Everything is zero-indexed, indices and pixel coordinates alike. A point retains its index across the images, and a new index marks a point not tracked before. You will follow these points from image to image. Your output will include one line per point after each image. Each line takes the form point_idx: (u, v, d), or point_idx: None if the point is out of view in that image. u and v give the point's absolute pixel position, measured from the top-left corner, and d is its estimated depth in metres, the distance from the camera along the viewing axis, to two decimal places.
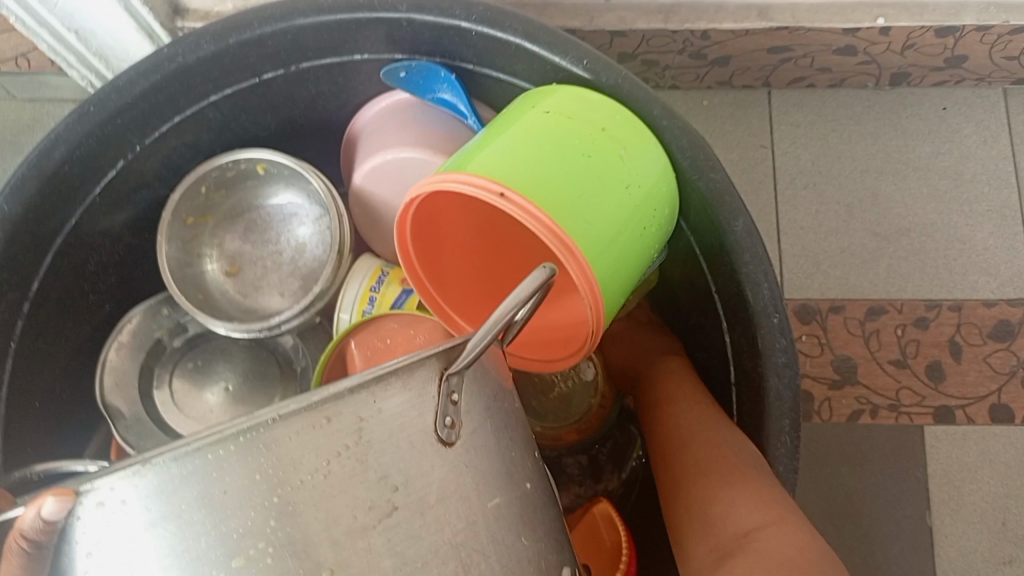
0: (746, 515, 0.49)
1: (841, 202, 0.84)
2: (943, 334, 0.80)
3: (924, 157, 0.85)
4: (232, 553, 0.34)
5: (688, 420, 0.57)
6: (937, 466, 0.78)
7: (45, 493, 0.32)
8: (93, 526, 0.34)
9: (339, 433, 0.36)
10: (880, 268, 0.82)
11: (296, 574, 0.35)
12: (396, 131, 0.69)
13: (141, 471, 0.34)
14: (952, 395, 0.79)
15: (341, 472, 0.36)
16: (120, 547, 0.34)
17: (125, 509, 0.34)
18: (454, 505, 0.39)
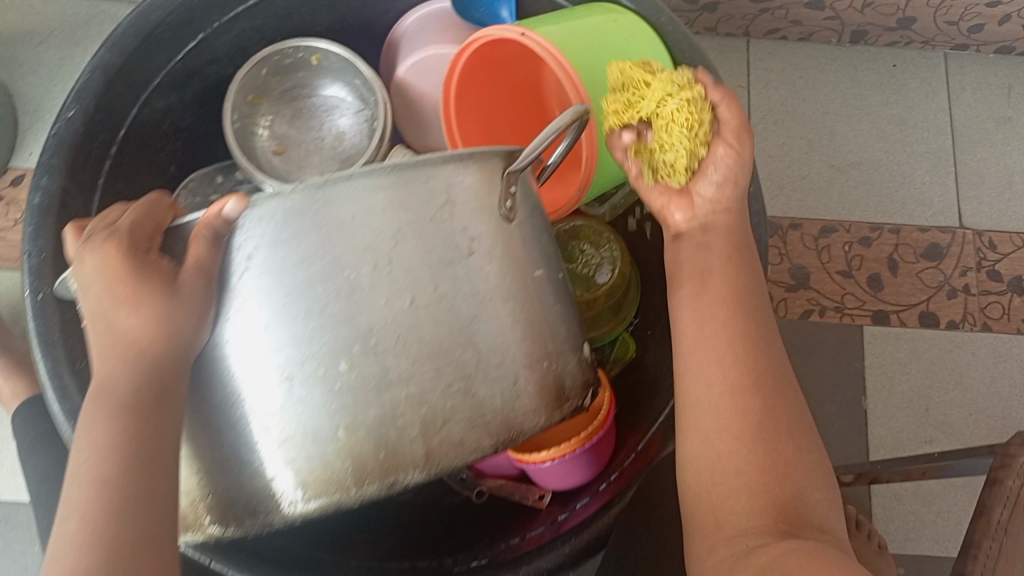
0: (742, 432, 0.47)
1: (805, 137, 0.98)
2: (883, 252, 0.94)
3: (875, 104, 1.00)
4: (360, 260, 0.45)
5: (701, 283, 0.51)
6: (873, 359, 0.91)
7: (229, 195, 0.44)
8: (252, 238, 0.45)
9: (435, 190, 0.47)
10: (834, 194, 0.96)
11: (402, 282, 0.46)
12: (434, 32, 0.81)
13: (290, 192, 0.44)
14: (888, 301, 0.93)
15: (436, 216, 0.47)
16: (272, 252, 0.45)
17: (277, 224, 0.44)
18: (510, 269, 0.50)
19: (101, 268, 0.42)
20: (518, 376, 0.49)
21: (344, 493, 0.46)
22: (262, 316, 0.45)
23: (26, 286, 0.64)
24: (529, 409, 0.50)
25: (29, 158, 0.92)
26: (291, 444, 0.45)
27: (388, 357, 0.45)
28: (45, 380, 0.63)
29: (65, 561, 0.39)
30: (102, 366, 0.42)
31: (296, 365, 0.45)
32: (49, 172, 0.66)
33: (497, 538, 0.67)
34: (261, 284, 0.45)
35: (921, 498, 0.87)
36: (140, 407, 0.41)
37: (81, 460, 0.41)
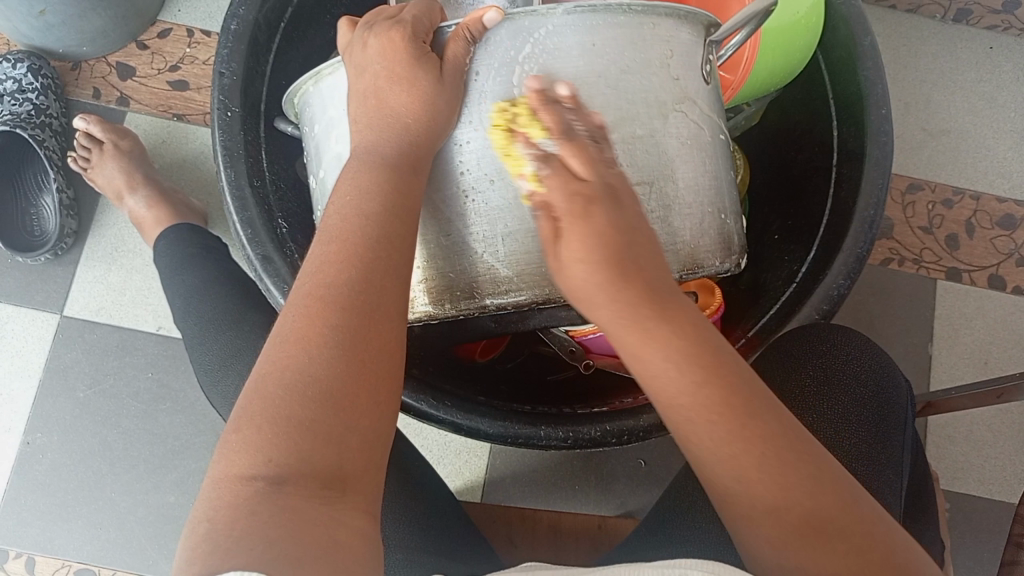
0: (729, 454, 0.40)
1: (902, 100, 1.04)
2: (962, 215, 1.00)
3: (970, 80, 1.06)
4: (591, 87, 0.49)
5: (598, 302, 0.42)
6: (943, 311, 0.97)
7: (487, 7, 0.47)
8: (497, 52, 0.48)
9: (663, 34, 0.51)
10: (924, 156, 1.02)
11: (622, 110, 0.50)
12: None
13: (545, 13, 0.47)
14: (962, 261, 0.99)
15: (657, 56, 0.51)
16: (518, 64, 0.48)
17: (526, 38, 0.48)
18: (708, 120, 0.54)
19: (382, 49, 0.47)
20: (703, 216, 0.53)
21: (553, 286, 0.50)
22: (499, 120, 0.48)
23: (215, 102, 0.68)
24: (706, 249, 0.54)
25: (177, 14, 0.96)
26: (513, 237, 0.49)
27: None
28: (226, 189, 0.67)
29: (321, 272, 0.42)
30: (367, 135, 0.47)
31: None
32: (246, 3, 0.70)
33: (610, 398, 0.73)
34: (502, 92, 0.48)
35: (974, 441, 0.93)
36: (398, 163, 0.45)
37: (344, 199, 0.45)
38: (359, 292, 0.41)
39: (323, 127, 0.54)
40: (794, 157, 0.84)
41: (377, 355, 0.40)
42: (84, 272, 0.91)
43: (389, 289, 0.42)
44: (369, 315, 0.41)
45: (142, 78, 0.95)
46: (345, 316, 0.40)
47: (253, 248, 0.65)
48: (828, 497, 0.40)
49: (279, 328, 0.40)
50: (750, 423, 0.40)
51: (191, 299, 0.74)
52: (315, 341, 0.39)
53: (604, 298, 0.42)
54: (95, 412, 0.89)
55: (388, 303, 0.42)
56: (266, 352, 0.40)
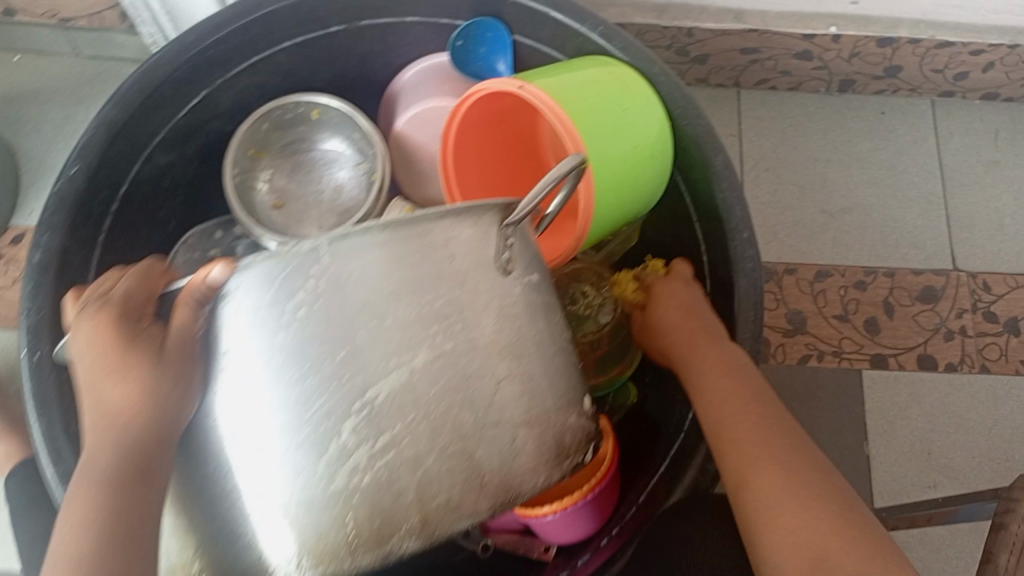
0: (780, 493, 0.49)
1: (797, 183, 0.99)
2: (878, 295, 0.95)
3: (866, 150, 1.01)
4: (357, 324, 0.44)
5: (710, 385, 0.58)
6: (874, 404, 0.91)
7: (213, 261, 0.43)
8: (242, 302, 0.44)
9: (434, 241, 0.46)
10: (828, 239, 0.97)
11: (403, 340, 0.45)
12: (431, 87, 0.82)
13: (285, 255, 0.43)
14: (886, 345, 0.93)
15: (433, 270, 0.46)
16: (255, 316, 0.44)
17: (261, 287, 0.43)
18: (513, 321, 0.50)
19: (90, 343, 0.45)
20: (517, 435, 0.49)
21: (339, 561, 0.47)
22: (250, 381, 0.44)
23: (24, 344, 0.64)
24: (527, 469, 0.50)
25: (30, 217, 0.93)
26: (296, 498, 0.46)
27: (386, 417, 0.45)
28: (39, 444, 0.62)
29: None
30: (104, 448, 0.45)
31: (298, 431, 0.44)
32: (51, 228, 0.66)
33: None
34: (245, 351, 0.44)
35: (927, 543, 0.86)
36: (125, 482, 0.44)
37: (71, 532, 0.43)
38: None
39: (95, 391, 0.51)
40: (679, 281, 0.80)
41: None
42: None
43: None
44: None
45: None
46: None
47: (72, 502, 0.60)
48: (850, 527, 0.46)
49: None
50: (799, 461, 0.51)
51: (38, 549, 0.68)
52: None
53: (705, 346, 0.61)
54: None
55: None
56: None
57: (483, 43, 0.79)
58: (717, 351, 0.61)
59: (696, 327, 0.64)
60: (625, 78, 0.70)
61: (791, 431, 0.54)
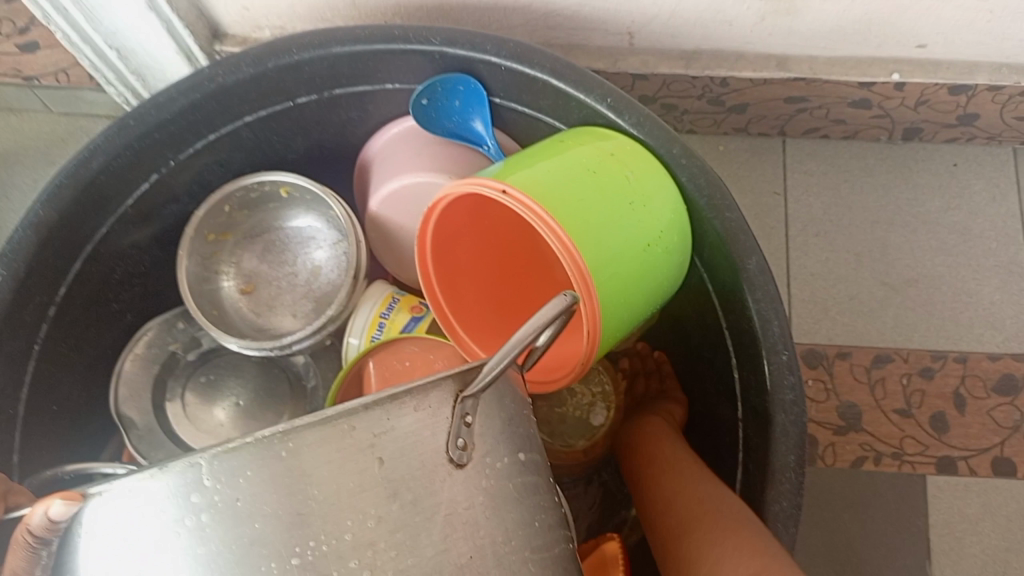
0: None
1: (852, 251, 0.86)
2: (947, 386, 0.81)
3: (934, 210, 0.87)
4: (255, 564, 0.35)
5: (699, 551, 0.53)
6: (940, 518, 0.78)
7: (53, 494, 0.34)
8: (103, 534, 0.35)
9: (353, 446, 0.36)
10: (889, 317, 0.83)
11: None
12: (409, 157, 0.70)
13: (155, 477, 0.35)
14: (955, 446, 0.80)
15: (351, 484, 0.36)
16: (117, 556, 0.35)
17: (123, 521, 0.35)
18: (466, 533, 0.38)
19: None
20: None
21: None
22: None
23: None
24: None
25: None
26: None
27: None
28: None
29: None
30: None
31: None
32: None
33: None
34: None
35: None
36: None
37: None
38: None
39: None
40: (706, 386, 0.69)
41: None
42: None
43: None
44: None
45: None
46: None
47: None
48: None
49: None
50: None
51: None
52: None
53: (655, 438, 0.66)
54: None
55: None
56: None
57: (456, 98, 0.66)
58: (668, 450, 0.64)
59: (686, 490, 0.59)
60: (634, 162, 0.58)
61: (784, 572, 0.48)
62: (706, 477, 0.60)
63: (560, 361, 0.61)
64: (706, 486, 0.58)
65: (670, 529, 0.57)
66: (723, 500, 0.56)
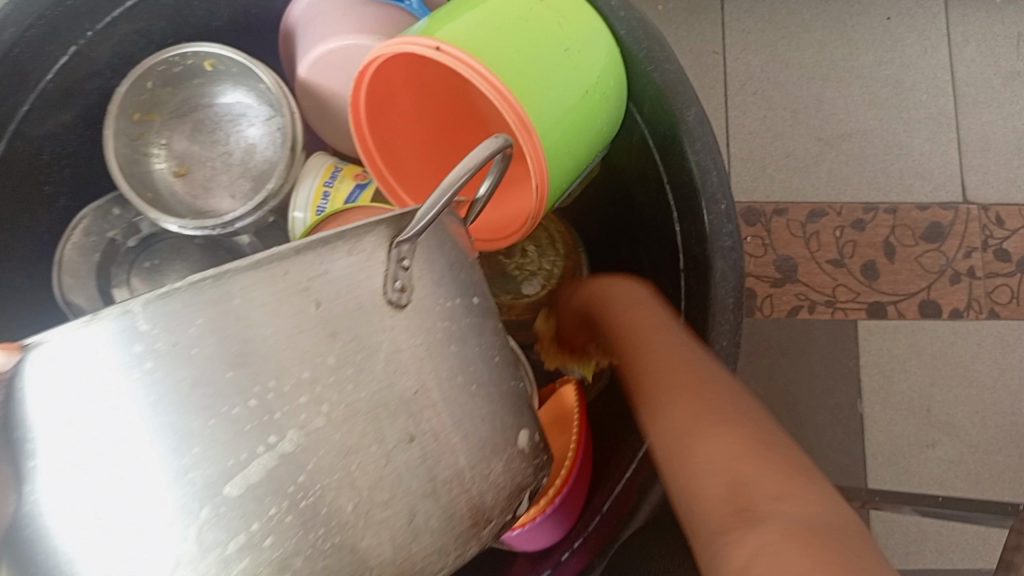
0: (743, 511, 0.34)
1: (788, 108, 0.87)
2: (878, 235, 0.85)
3: (868, 65, 0.88)
4: (204, 406, 0.36)
5: (661, 411, 0.42)
6: (869, 357, 0.83)
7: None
8: (43, 388, 0.35)
9: (289, 288, 0.38)
10: (823, 171, 0.86)
11: (262, 417, 0.37)
12: (331, 20, 0.68)
13: (92, 327, 0.35)
14: (885, 292, 0.84)
15: (293, 324, 0.38)
16: (61, 403, 0.36)
17: (61, 369, 0.35)
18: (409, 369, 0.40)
19: None
20: (415, 512, 0.40)
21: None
22: (71, 479, 0.36)
23: None
24: (429, 551, 0.40)
25: None
26: None
27: (250, 515, 0.36)
28: None
29: None
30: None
31: (142, 547, 0.36)
32: None
33: None
34: (55, 447, 0.36)
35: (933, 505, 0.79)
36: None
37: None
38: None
39: None
40: (648, 241, 0.71)
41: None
42: None
43: None
44: None
45: None
46: None
47: None
48: (823, 496, 0.34)
49: None
50: (785, 494, 0.33)
51: None
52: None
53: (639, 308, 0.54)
54: None
55: None
56: None
57: None
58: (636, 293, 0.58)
59: (660, 375, 0.44)
60: (571, 11, 0.58)
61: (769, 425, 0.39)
62: (654, 304, 0.56)
63: (506, 223, 0.62)
64: (673, 351, 0.47)
65: (619, 367, 0.51)
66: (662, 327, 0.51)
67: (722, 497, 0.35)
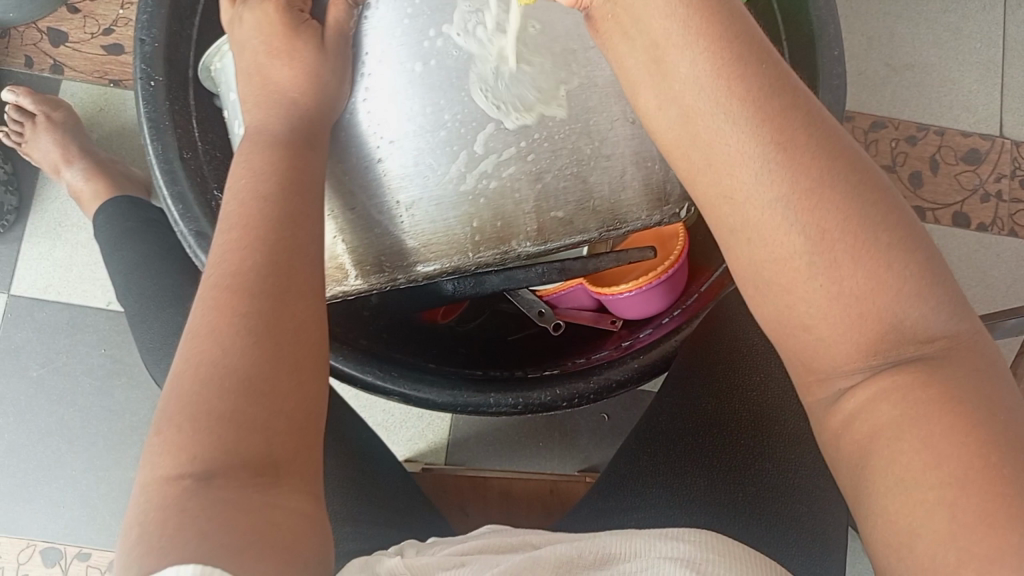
0: (861, 349, 0.37)
1: (865, 35, 1.01)
2: (926, 151, 0.99)
3: (935, 11, 1.02)
4: (500, 51, 0.49)
5: (754, 206, 0.38)
6: None
7: None
8: (391, 12, 0.48)
9: None
10: (888, 91, 1.00)
11: (536, 69, 0.49)
12: None
13: None
14: (927, 199, 0.98)
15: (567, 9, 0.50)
16: (400, 26, 0.48)
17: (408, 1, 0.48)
18: None
19: (256, 24, 0.48)
20: (625, 169, 0.53)
21: (462, 256, 0.53)
22: (393, 87, 0.48)
23: (139, 71, 0.66)
24: (629, 198, 0.54)
25: None
26: (422, 209, 0.50)
27: (520, 135, 0.50)
28: (154, 163, 0.65)
29: (225, 261, 0.42)
30: (257, 113, 0.47)
31: (438, 144, 0.49)
32: None
33: (563, 359, 0.74)
34: (389, 61, 0.48)
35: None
36: (296, 142, 0.46)
37: (240, 184, 0.45)
38: (268, 276, 0.41)
39: (229, 109, 0.55)
40: None
41: (293, 338, 0.40)
42: (29, 249, 0.91)
43: (297, 272, 0.42)
44: (279, 298, 0.41)
45: (75, 44, 0.92)
46: (255, 304, 0.40)
47: (187, 225, 0.64)
48: (937, 295, 0.37)
49: (193, 321, 0.40)
50: (915, 415, 0.36)
51: (133, 278, 0.74)
52: (225, 332, 0.39)
53: (730, 123, 0.37)
54: (50, 390, 0.90)
55: (304, 313, 0.41)
56: (185, 344, 0.40)
57: None
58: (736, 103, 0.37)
59: (727, 154, 0.38)
60: None
61: (868, 187, 0.37)
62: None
63: None
64: (718, 82, 0.37)
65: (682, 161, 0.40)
66: (701, 52, 0.38)
67: (869, 428, 0.38)
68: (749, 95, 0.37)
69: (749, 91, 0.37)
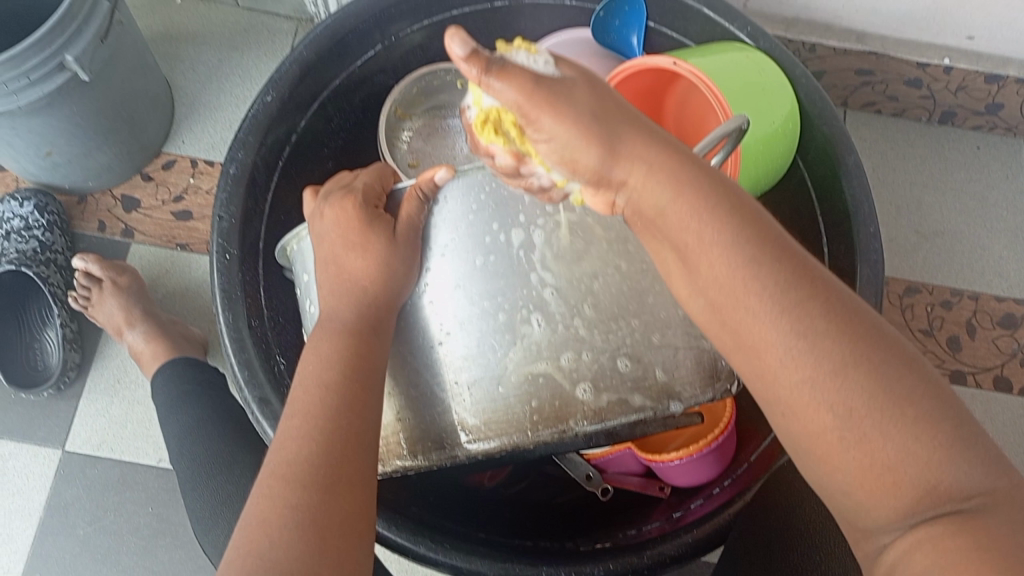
0: (899, 509, 0.37)
1: (892, 203, 1.05)
2: (962, 316, 1.01)
3: (960, 180, 1.06)
4: (554, 238, 0.52)
5: (783, 379, 0.39)
6: None
7: (439, 166, 0.51)
8: (456, 202, 0.52)
9: None
10: (920, 257, 1.03)
11: (587, 255, 0.52)
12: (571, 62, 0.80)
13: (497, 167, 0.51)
14: (966, 363, 0.99)
15: None
16: (463, 215, 0.52)
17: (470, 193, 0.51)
18: None
19: (333, 218, 0.52)
20: (677, 349, 0.53)
21: (521, 434, 0.53)
22: (455, 276, 0.52)
23: (216, 245, 0.69)
24: (686, 376, 0.54)
25: (181, 146, 1.01)
26: (479, 387, 0.52)
27: (570, 316, 0.52)
28: (224, 332, 0.68)
29: (284, 449, 0.44)
30: (330, 302, 0.51)
31: (495, 324, 0.51)
32: (244, 147, 0.71)
33: (613, 530, 0.73)
34: (452, 245, 0.52)
35: None
36: (361, 331, 0.49)
37: (306, 372, 0.47)
38: (323, 467, 0.43)
39: (302, 289, 0.59)
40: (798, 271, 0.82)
41: (340, 532, 0.41)
42: (87, 406, 0.94)
43: (351, 460, 0.44)
44: (331, 491, 0.42)
45: (146, 210, 0.99)
46: (308, 495, 0.41)
47: (251, 391, 0.66)
48: (971, 457, 0.36)
49: (248, 513, 0.42)
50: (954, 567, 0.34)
51: (187, 442, 0.75)
52: (275, 522, 0.40)
53: (754, 300, 0.39)
54: (95, 549, 0.90)
55: (354, 505, 0.42)
56: (239, 534, 0.41)
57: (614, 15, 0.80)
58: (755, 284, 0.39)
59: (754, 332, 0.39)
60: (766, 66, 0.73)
61: (894, 354, 0.38)
62: (575, 126, 0.39)
63: None
64: (738, 273, 0.40)
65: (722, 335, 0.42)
66: (719, 235, 0.40)
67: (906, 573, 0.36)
68: (767, 275, 0.39)
69: (766, 272, 0.39)
